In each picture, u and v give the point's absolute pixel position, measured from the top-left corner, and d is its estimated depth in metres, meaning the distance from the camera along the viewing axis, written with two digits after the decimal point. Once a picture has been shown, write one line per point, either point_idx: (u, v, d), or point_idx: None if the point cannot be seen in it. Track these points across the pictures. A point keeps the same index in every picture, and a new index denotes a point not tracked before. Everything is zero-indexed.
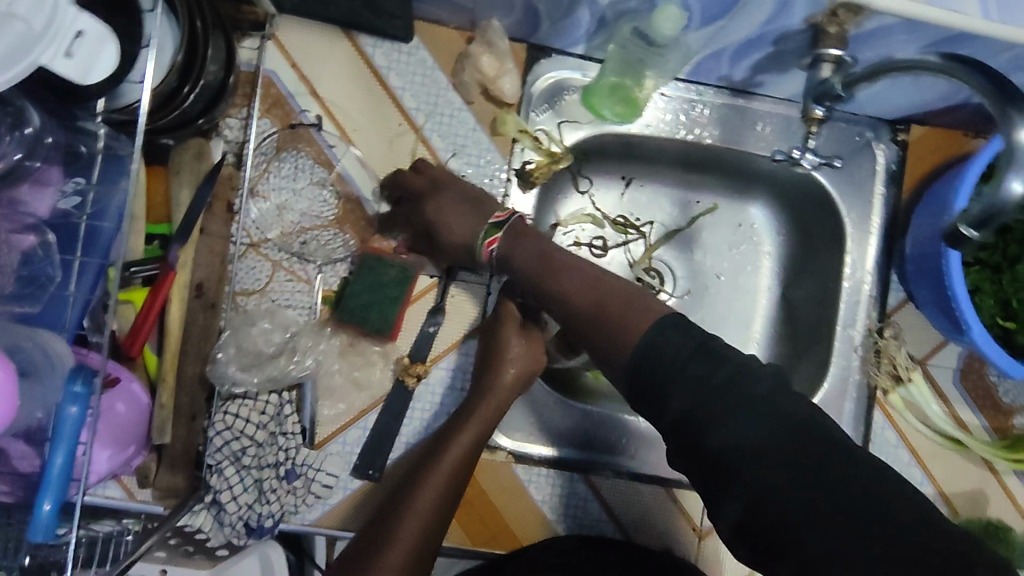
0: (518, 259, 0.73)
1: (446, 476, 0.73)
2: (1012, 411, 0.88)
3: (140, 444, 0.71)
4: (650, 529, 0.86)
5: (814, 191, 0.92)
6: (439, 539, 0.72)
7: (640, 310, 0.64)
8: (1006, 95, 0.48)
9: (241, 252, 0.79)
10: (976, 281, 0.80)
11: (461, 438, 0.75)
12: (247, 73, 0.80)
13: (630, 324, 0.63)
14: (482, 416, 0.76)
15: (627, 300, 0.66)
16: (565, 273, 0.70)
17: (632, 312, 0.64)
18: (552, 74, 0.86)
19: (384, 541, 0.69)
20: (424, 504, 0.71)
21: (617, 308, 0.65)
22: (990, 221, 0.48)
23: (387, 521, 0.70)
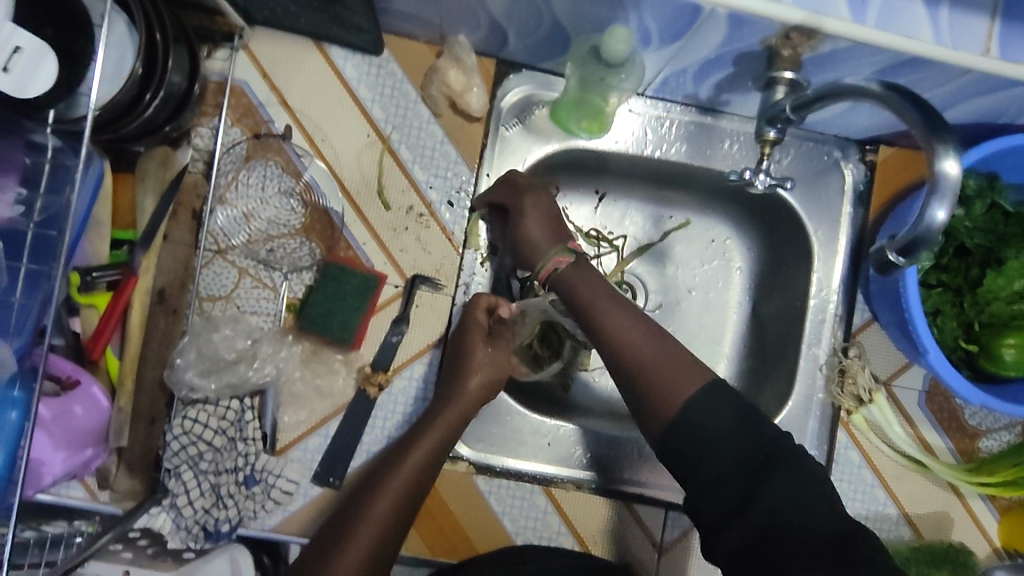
0: (569, 294, 0.75)
1: (406, 482, 0.73)
2: (978, 434, 0.88)
3: (98, 446, 0.73)
4: (610, 544, 0.86)
5: (783, 209, 0.92)
6: (397, 545, 0.73)
7: (685, 375, 0.64)
8: (932, 126, 0.50)
9: (207, 259, 0.80)
10: (938, 303, 0.80)
11: (423, 443, 0.75)
12: (219, 82, 0.82)
13: (673, 387, 0.64)
14: (445, 421, 0.77)
15: (678, 359, 0.66)
16: (618, 317, 0.71)
17: (676, 375, 0.64)
18: (520, 89, 0.87)
19: (339, 544, 0.69)
20: (382, 508, 0.71)
21: (663, 366, 0.66)
22: (917, 247, 0.51)
23: (344, 524, 0.71)
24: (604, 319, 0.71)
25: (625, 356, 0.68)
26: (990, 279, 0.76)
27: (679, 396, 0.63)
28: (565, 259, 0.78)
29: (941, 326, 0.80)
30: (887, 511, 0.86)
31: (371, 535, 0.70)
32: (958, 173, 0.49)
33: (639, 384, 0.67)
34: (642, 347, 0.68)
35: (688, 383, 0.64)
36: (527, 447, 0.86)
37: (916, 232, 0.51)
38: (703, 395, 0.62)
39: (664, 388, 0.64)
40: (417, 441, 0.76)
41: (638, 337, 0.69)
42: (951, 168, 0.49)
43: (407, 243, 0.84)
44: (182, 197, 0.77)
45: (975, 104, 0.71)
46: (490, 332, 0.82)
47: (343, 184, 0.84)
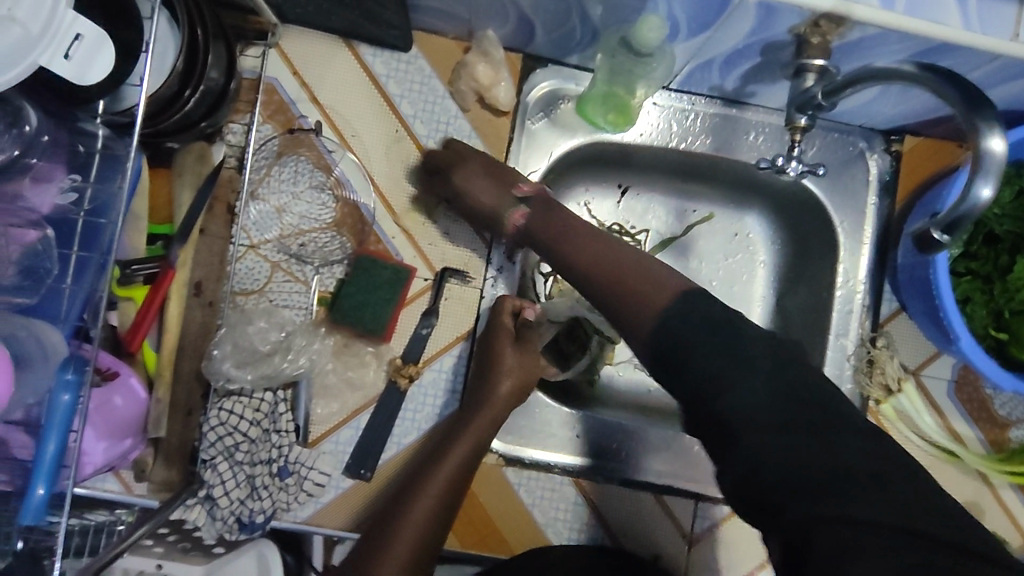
0: (539, 229, 0.74)
1: (444, 483, 0.74)
2: (1009, 424, 0.87)
3: (137, 437, 0.73)
4: (639, 536, 0.86)
5: (808, 201, 0.92)
6: (438, 546, 0.74)
7: (650, 277, 0.61)
8: (972, 103, 0.51)
9: (241, 253, 0.82)
10: (967, 291, 0.80)
11: (459, 445, 0.76)
12: (251, 79, 0.83)
13: (655, 286, 0.60)
14: (479, 425, 0.77)
15: (639, 263, 0.64)
16: (580, 243, 0.69)
17: (654, 283, 0.61)
18: (548, 83, 0.88)
19: (382, 546, 0.71)
20: (422, 510, 0.73)
21: (628, 270, 0.64)
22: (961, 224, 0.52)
23: (386, 526, 0.72)
24: (566, 247, 0.70)
25: (593, 273, 0.66)
26: (1020, 266, 0.76)
27: (657, 300, 0.59)
28: (521, 210, 0.76)
29: (970, 315, 0.80)
30: None
31: (413, 537, 0.71)
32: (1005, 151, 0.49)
33: (613, 301, 0.63)
34: (608, 258, 0.66)
35: (670, 285, 0.60)
36: (557, 439, 0.86)
37: (962, 209, 0.52)
38: (690, 296, 0.58)
39: (633, 293, 0.61)
40: (453, 443, 0.77)
41: (609, 256, 0.66)
42: (995, 145, 0.50)
43: (436, 237, 0.85)
44: (218, 192, 0.77)
45: (1003, 90, 0.72)
46: (518, 337, 0.82)
47: (373, 179, 0.85)
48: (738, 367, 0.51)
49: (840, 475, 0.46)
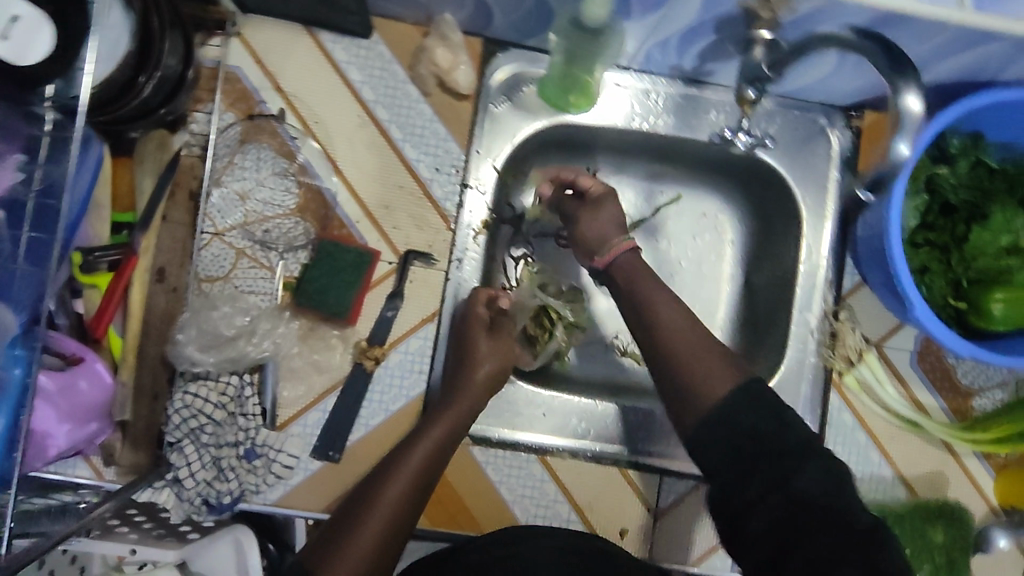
0: (627, 274, 0.74)
1: (416, 467, 0.74)
2: (971, 393, 0.88)
3: (103, 421, 0.75)
4: (606, 511, 0.87)
5: (771, 178, 0.93)
6: (404, 539, 0.72)
7: (727, 360, 0.64)
8: (897, 66, 0.56)
9: (206, 240, 0.82)
10: (925, 261, 0.81)
11: (434, 431, 0.76)
12: (212, 68, 0.84)
13: (707, 375, 0.63)
14: (455, 412, 0.78)
15: (712, 346, 0.65)
16: (665, 305, 0.70)
17: (715, 368, 0.63)
18: (509, 67, 0.88)
19: (350, 530, 0.69)
20: (392, 494, 0.72)
21: (699, 348, 0.65)
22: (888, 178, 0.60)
23: (355, 510, 0.71)
24: (657, 304, 0.70)
25: (669, 343, 0.67)
26: (975, 236, 0.77)
27: (717, 384, 0.62)
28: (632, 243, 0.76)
29: (929, 286, 0.80)
30: (881, 472, 0.87)
31: (381, 522, 0.70)
32: (921, 109, 0.56)
33: (671, 373, 0.66)
34: (684, 333, 0.67)
35: (723, 374, 0.63)
36: (524, 418, 0.88)
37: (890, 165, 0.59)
38: (743, 387, 0.61)
39: (702, 375, 0.63)
40: (427, 429, 0.77)
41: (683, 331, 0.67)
42: (913, 105, 0.56)
43: (400, 220, 0.86)
44: (178, 178, 0.78)
45: (955, 62, 0.72)
46: (492, 324, 0.84)
47: (335, 164, 0.86)
48: (731, 429, 0.60)
49: (784, 492, 0.56)
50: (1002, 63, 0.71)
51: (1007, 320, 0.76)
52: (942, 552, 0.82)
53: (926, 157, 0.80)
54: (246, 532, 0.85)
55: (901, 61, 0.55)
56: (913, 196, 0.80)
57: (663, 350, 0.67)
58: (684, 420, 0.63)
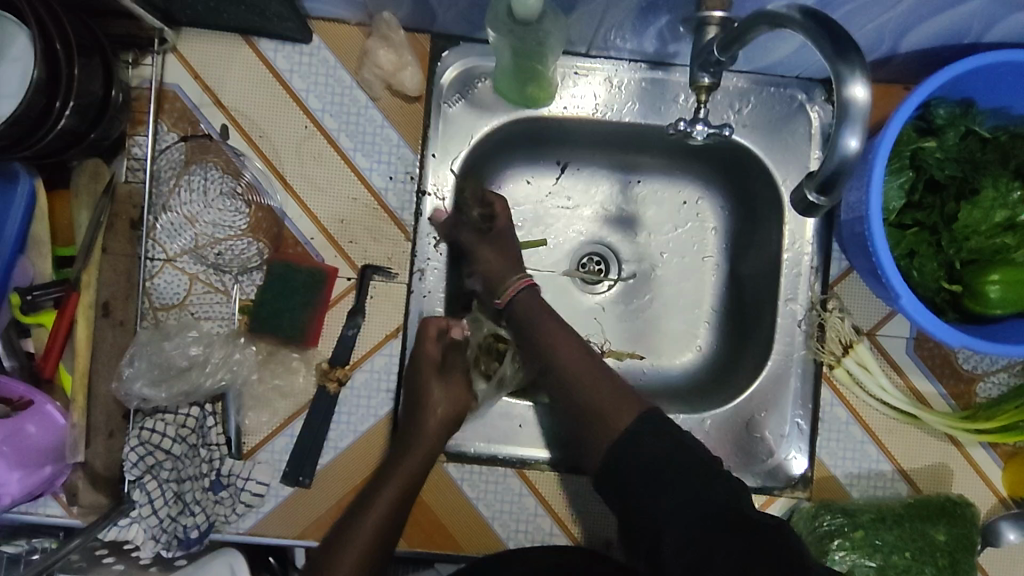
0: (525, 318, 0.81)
1: (388, 504, 0.74)
2: (975, 378, 0.82)
3: (59, 462, 0.74)
4: (591, 522, 0.83)
5: (750, 162, 0.87)
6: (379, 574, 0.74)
7: (630, 394, 0.73)
8: (838, 48, 0.50)
9: (158, 268, 0.79)
10: (913, 244, 0.74)
11: (407, 462, 0.75)
12: (150, 89, 0.80)
13: (609, 415, 0.72)
14: (428, 439, 0.76)
15: (614, 386, 0.74)
16: (565, 345, 0.78)
17: (615, 401, 0.73)
18: (459, 63, 0.83)
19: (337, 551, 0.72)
20: (373, 520, 0.73)
21: (597, 381, 0.75)
22: (838, 178, 0.52)
23: (329, 546, 0.73)
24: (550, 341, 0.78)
25: (569, 381, 0.76)
26: (966, 213, 0.72)
27: (610, 411, 0.72)
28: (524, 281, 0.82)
29: (920, 269, 0.74)
30: (880, 468, 0.82)
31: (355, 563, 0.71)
32: (866, 97, 0.49)
33: (579, 407, 0.74)
34: (583, 372, 0.76)
35: (625, 411, 0.72)
36: (500, 432, 0.84)
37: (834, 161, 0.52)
38: (645, 423, 0.70)
39: (601, 405, 0.73)
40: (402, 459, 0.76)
41: (587, 370, 0.76)
42: (858, 92, 0.49)
43: (357, 234, 0.82)
44: (118, 208, 0.77)
45: (932, 26, 0.67)
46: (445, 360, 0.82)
47: (282, 178, 0.81)
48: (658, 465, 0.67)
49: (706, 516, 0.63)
50: (985, 24, 0.67)
51: (1005, 302, 0.71)
52: (944, 553, 0.75)
53: (911, 129, 0.74)
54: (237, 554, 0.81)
55: (846, 42, 0.50)
56: (898, 173, 0.74)
57: (572, 387, 0.76)
58: (593, 452, 0.72)
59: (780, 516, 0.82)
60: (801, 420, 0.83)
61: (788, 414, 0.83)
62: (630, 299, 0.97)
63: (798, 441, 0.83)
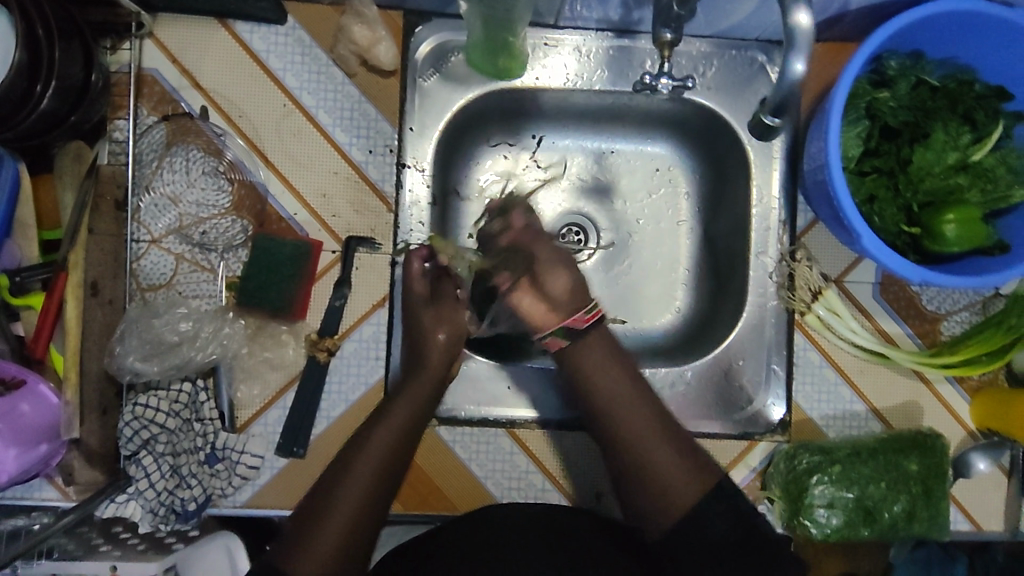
0: (574, 368, 0.77)
1: (377, 462, 0.70)
2: (939, 318, 0.86)
3: (53, 440, 0.74)
4: (580, 476, 0.86)
5: (716, 124, 0.91)
6: (363, 556, 0.66)
7: (698, 460, 0.71)
8: None
9: (143, 249, 0.81)
10: (874, 189, 0.78)
11: (393, 417, 0.73)
12: (129, 73, 0.82)
13: (674, 488, 0.68)
14: (417, 394, 0.75)
15: (688, 450, 0.71)
16: (624, 399, 0.74)
17: (684, 472, 0.69)
18: (433, 36, 0.85)
19: (316, 522, 0.66)
20: (362, 482, 0.68)
21: (670, 444, 0.71)
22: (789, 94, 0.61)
23: (312, 516, 0.66)
24: (605, 392, 0.75)
25: (629, 431, 0.72)
26: (919, 156, 0.76)
27: (680, 476, 0.69)
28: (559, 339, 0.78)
29: (880, 214, 0.78)
30: (854, 408, 0.85)
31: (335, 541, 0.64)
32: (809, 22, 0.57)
33: (638, 470, 0.70)
34: (650, 430, 0.72)
35: (694, 485, 0.69)
36: (489, 395, 0.86)
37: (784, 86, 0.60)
38: (712, 498, 0.68)
39: (673, 473, 0.69)
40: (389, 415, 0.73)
41: (655, 430, 0.72)
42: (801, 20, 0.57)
43: (339, 207, 0.84)
44: (101, 188, 0.78)
45: None
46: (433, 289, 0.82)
47: (264, 156, 0.83)
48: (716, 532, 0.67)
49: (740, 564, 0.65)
50: None
51: (961, 241, 0.75)
52: (917, 482, 0.78)
53: (865, 81, 0.78)
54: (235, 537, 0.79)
55: None
56: (854, 123, 0.77)
57: (627, 445, 0.72)
58: (653, 524, 0.69)
59: (763, 458, 0.85)
60: (778, 368, 0.86)
61: (766, 363, 0.86)
62: (609, 266, 0.99)
63: (776, 387, 0.86)
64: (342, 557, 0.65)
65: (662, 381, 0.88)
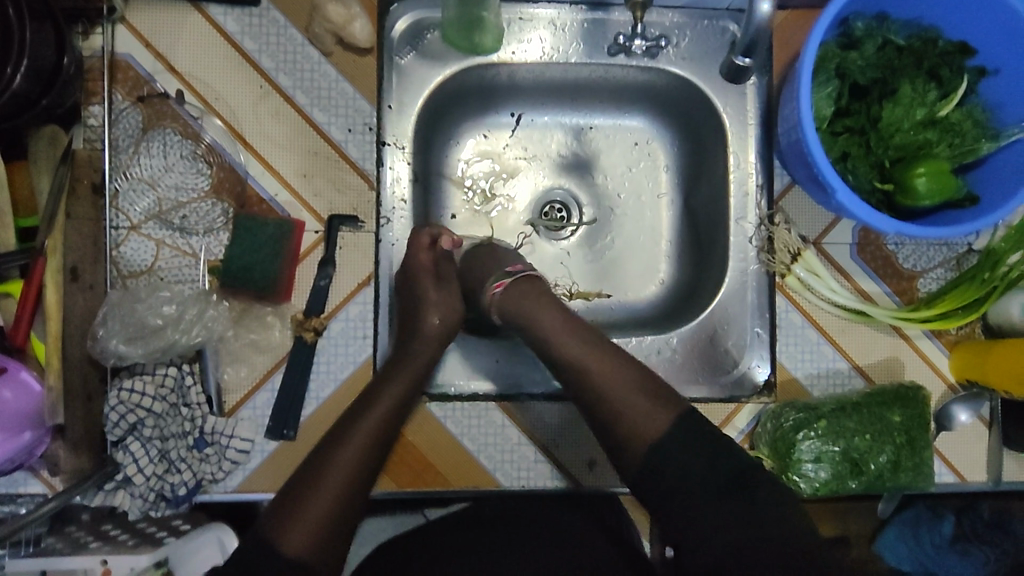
0: (522, 309, 0.80)
1: (371, 435, 0.71)
2: (915, 275, 0.88)
3: (36, 428, 0.74)
4: (572, 447, 0.85)
5: (691, 93, 0.92)
6: (353, 524, 0.68)
7: (656, 394, 0.73)
8: None
9: (123, 236, 0.80)
10: (846, 147, 0.80)
11: (389, 391, 0.74)
12: (102, 58, 0.81)
13: (638, 418, 0.71)
14: (409, 371, 0.76)
15: (645, 386, 0.73)
16: (574, 340, 0.76)
17: (646, 405, 0.72)
18: (409, 15, 0.86)
19: (308, 493, 0.66)
20: (353, 454, 0.69)
21: (630, 384, 0.73)
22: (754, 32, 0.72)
23: (304, 486, 0.67)
24: (557, 336, 0.77)
25: (590, 378, 0.74)
26: (888, 112, 0.78)
27: (643, 413, 0.71)
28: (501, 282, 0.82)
29: (854, 171, 0.80)
30: (837, 366, 0.87)
31: (327, 506, 0.66)
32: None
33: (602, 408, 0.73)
34: (611, 375, 0.74)
35: (658, 413, 0.71)
36: (478, 370, 0.87)
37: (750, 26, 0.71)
38: (678, 426, 0.71)
39: (631, 411, 0.72)
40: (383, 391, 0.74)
41: (611, 370, 0.74)
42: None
43: (320, 187, 0.83)
44: (76, 172, 0.77)
45: None
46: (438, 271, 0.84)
47: (242, 138, 0.83)
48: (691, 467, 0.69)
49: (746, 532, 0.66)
50: None
51: (932, 193, 0.76)
52: (900, 432, 0.80)
53: (833, 44, 0.79)
54: (229, 530, 0.82)
55: None
56: (825, 84, 0.79)
57: (585, 387, 0.75)
58: (628, 454, 0.71)
59: (748, 419, 0.86)
60: (760, 331, 0.88)
61: (747, 325, 0.88)
62: (593, 241, 1.00)
63: (759, 349, 0.88)
64: (333, 524, 0.66)
65: (647, 349, 0.89)
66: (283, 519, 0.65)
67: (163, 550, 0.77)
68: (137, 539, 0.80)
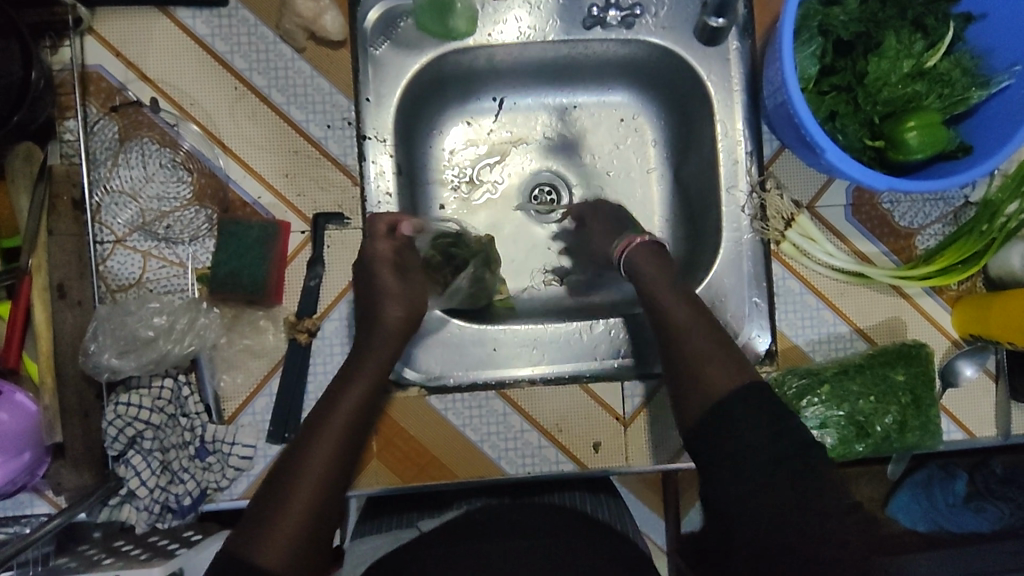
0: (638, 268, 0.79)
1: (330, 452, 0.67)
2: (913, 233, 0.87)
3: (37, 450, 0.75)
4: (574, 431, 0.84)
5: (673, 63, 0.90)
6: (325, 538, 0.65)
7: (738, 361, 0.70)
8: None
9: (109, 250, 0.79)
10: (833, 106, 0.79)
11: (349, 394, 0.72)
12: (72, 72, 0.80)
13: (712, 375, 0.69)
14: (369, 372, 0.73)
15: (731, 353, 0.71)
16: (677, 301, 0.75)
17: (723, 369, 0.69)
18: (379, 5, 0.84)
19: (275, 511, 0.64)
20: (319, 467, 0.66)
21: (718, 353, 0.71)
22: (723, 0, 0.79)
23: (274, 500, 0.65)
24: (665, 301, 0.75)
25: (680, 342, 0.72)
26: (875, 66, 0.76)
27: (721, 378, 0.69)
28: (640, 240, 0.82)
29: (844, 131, 0.79)
30: (838, 330, 0.86)
31: (295, 524, 0.63)
32: None
33: (684, 372, 0.71)
34: (702, 342, 0.72)
35: (728, 377, 0.69)
36: (473, 360, 0.86)
37: None
38: (744, 391, 0.67)
39: (704, 372, 0.69)
40: (339, 402, 0.71)
41: (700, 331, 0.73)
42: None
43: (303, 186, 0.82)
44: (57, 188, 0.77)
45: None
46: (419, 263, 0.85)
47: (220, 142, 0.81)
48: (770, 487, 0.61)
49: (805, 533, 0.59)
50: None
51: (924, 146, 0.75)
52: (905, 391, 0.79)
53: (815, 1, 0.78)
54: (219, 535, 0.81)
55: None
56: (808, 43, 0.77)
57: (683, 355, 0.72)
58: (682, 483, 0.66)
59: None
60: (760, 300, 0.86)
61: (746, 295, 0.86)
62: None
63: (760, 319, 0.86)
64: (305, 540, 0.63)
65: None
66: (250, 539, 0.62)
67: (177, 561, 0.71)
68: (149, 552, 0.75)
